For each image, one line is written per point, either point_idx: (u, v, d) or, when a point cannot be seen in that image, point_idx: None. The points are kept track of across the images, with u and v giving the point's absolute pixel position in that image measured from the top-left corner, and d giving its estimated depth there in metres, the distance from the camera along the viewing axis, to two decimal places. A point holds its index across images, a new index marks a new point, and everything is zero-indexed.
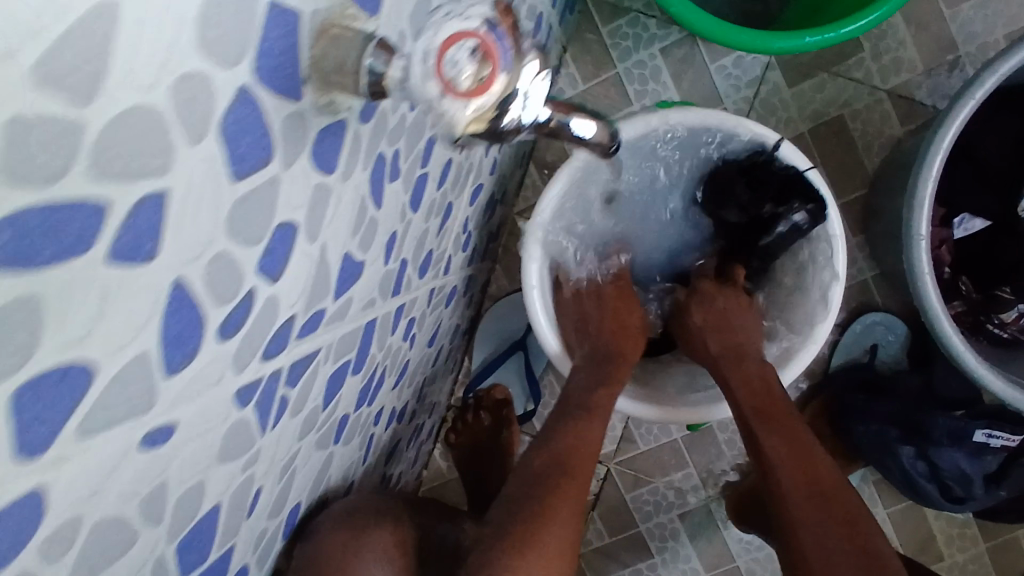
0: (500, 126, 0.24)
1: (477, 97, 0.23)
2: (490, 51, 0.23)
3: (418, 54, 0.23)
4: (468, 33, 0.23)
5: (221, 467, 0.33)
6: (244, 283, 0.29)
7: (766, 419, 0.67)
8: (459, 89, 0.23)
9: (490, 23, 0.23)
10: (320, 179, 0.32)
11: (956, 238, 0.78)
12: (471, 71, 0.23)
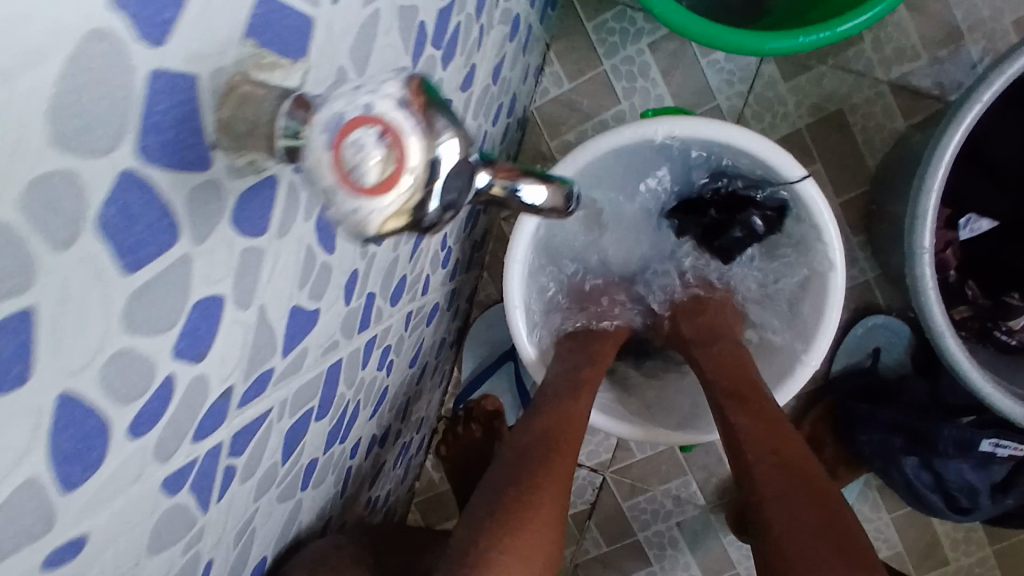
0: (427, 212, 0.19)
1: (395, 182, 0.18)
2: (398, 136, 0.18)
3: (316, 144, 0.19)
4: (371, 117, 0.18)
5: (151, 557, 0.31)
6: (159, 371, 0.26)
7: (740, 394, 0.64)
8: (364, 184, 0.18)
9: (399, 103, 0.19)
10: (251, 243, 0.29)
11: (962, 239, 0.74)
12: (376, 161, 0.18)
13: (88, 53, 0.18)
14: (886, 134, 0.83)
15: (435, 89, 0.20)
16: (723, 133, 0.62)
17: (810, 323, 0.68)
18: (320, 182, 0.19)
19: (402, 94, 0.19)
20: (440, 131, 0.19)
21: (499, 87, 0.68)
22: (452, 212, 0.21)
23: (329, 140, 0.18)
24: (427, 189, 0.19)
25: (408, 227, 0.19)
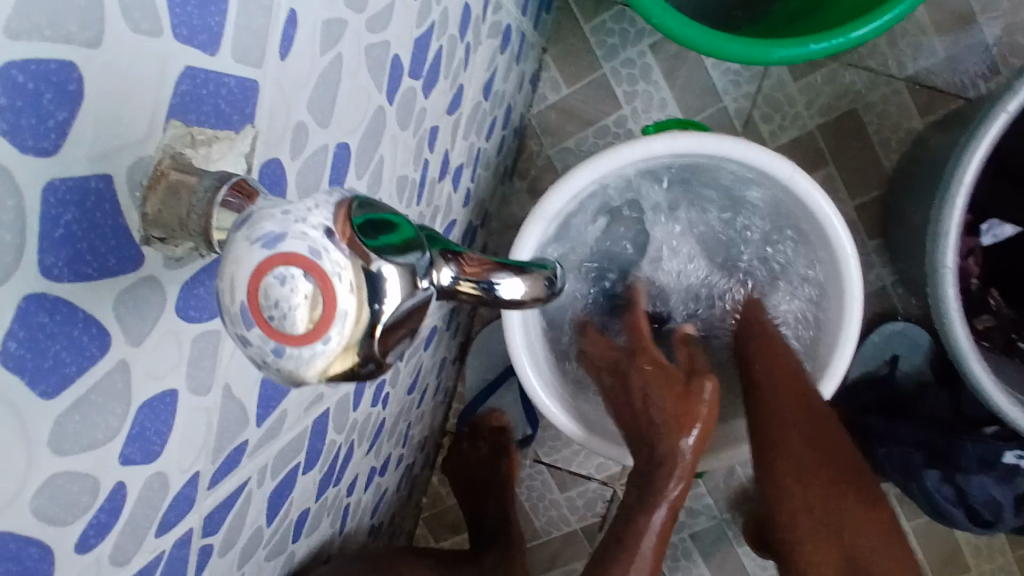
0: (371, 358, 0.16)
1: (330, 325, 0.16)
2: (328, 278, 0.16)
3: (229, 279, 0.16)
4: (294, 253, 0.16)
5: None
6: (103, 484, 0.24)
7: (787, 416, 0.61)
8: (292, 330, 0.16)
9: (324, 235, 0.16)
10: (204, 329, 0.27)
11: (984, 246, 0.71)
12: (303, 302, 0.15)
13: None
14: (902, 134, 0.79)
15: (377, 209, 0.17)
16: (729, 146, 0.58)
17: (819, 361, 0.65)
18: (236, 321, 0.16)
19: (329, 224, 0.16)
20: (375, 260, 0.16)
21: (490, 102, 0.64)
22: (407, 346, 0.18)
23: (243, 278, 0.16)
24: (369, 334, 0.16)
25: (348, 377, 0.16)
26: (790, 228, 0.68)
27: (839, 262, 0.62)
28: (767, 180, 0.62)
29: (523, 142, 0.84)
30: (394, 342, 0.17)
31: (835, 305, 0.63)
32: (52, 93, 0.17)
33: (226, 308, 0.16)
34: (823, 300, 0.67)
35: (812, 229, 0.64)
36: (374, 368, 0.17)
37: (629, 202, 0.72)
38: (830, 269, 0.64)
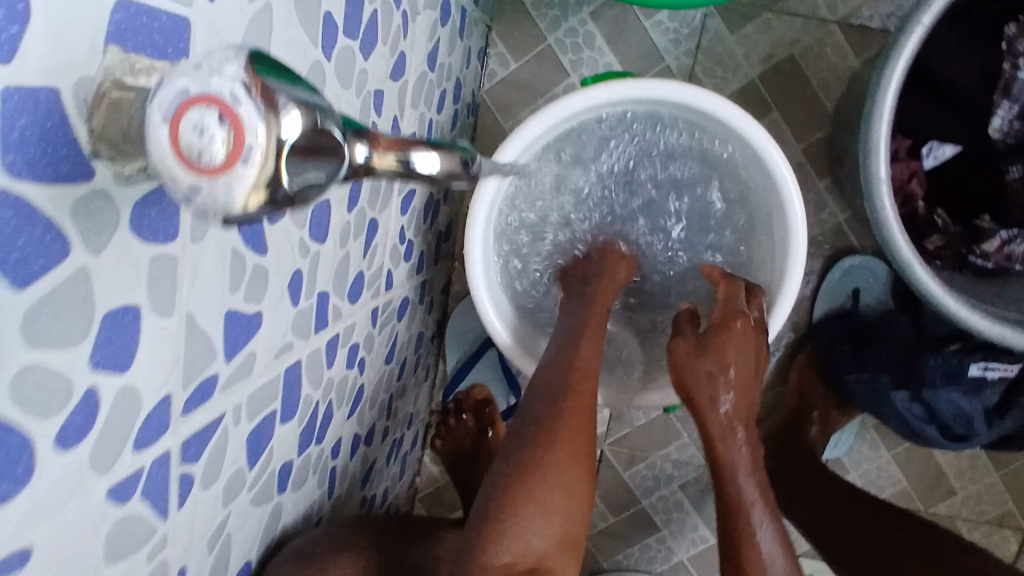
0: (282, 189, 0.20)
1: (239, 164, 0.18)
2: (240, 121, 0.18)
3: (157, 121, 0.18)
4: (212, 100, 0.18)
5: (114, 566, 0.31)
6: (76, 387, 0.26)
7: (728, 509, 0.64)
8: (213, 164, 0.18)
9: (240, 86, 0.19)
10: (159, 252, 0.29)
11: (926, 168, 0.75)
12: (218, 141, 0.18)
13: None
14: (840, 74, 0.82)
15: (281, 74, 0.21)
16: (659, 87, 0.63)
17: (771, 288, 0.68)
18: (159, 158, 0.18)
19: (243, 77, 0.19)
20: (282, 106, 0.19)
21: (437, 73, 0.67)
22: (308, 184, 0.21)
23: (165, 119, 0.18)
24: (275, 166, 0.19)
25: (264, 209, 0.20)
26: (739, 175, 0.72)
27: (781, 194, 0.65)
28: (711, 121, 0.66)
29: (479, 119, 0.87)
30: (296, 175, 0.20)
31: (778, 230, 0.67)
32: (6, 10, 0.20)
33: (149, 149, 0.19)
34: (766, 232, 0.70)
35: (756, 172, 0.67)
36: (286, 199, 0.20)
37: (583, 162, 0.75)
38: (774, 207, 0.67)
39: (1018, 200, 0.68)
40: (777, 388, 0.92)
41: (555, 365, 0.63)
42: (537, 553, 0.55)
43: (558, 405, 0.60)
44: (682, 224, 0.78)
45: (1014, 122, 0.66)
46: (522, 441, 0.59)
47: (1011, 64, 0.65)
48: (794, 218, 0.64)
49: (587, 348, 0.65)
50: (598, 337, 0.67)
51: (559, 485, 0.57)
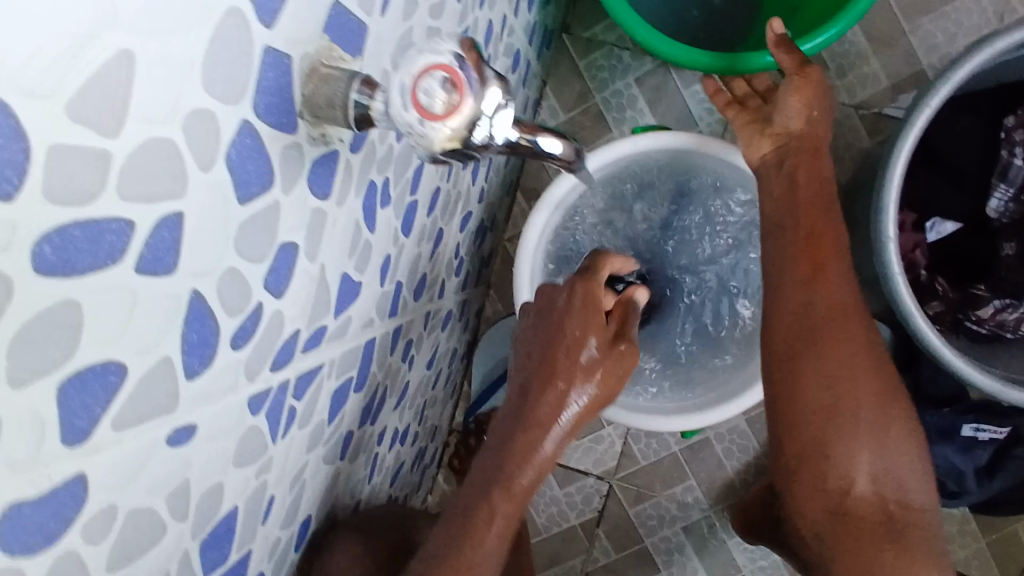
0: (472, 143, 0.26)
1: (450, 116, 0.26)
2: (459, 81, 0.26)
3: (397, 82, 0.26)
4: (443, 66, 0.26)
5: (238, 471, 0.36)
6: (253, 296, 0.32)
7: (819, 258, 0.64)
8: (434, 114, 0.25)
9: (454, 58, 0.26)
10: (318, 204, 0.36)
11: (929, 241, 0.82)
12: (440, 99, 0.25)
13: (226, 28, 0.25)
14: (854, 152, 0.92)
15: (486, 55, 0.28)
16: (689, 138, 0.70)
17: None
18: (396, 101, 0.26)
19: (457, 52, 0.26)
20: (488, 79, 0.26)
21: None
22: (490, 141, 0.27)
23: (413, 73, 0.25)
24: (468, 124, 0.26)
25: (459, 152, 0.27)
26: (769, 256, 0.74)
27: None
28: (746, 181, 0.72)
29: (526, 162, 0.96)
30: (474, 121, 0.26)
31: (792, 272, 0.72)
32: None
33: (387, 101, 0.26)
34: None
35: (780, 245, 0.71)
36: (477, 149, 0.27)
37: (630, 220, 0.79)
38: None
39: (1011, 272, 0.77)
40: None
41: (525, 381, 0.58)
42: None
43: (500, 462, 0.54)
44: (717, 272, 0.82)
45: (1009, 204, 0.77)
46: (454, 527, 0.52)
47: (1008, 151, 0.76)
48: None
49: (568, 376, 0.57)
50: (562, 397, 0.56)
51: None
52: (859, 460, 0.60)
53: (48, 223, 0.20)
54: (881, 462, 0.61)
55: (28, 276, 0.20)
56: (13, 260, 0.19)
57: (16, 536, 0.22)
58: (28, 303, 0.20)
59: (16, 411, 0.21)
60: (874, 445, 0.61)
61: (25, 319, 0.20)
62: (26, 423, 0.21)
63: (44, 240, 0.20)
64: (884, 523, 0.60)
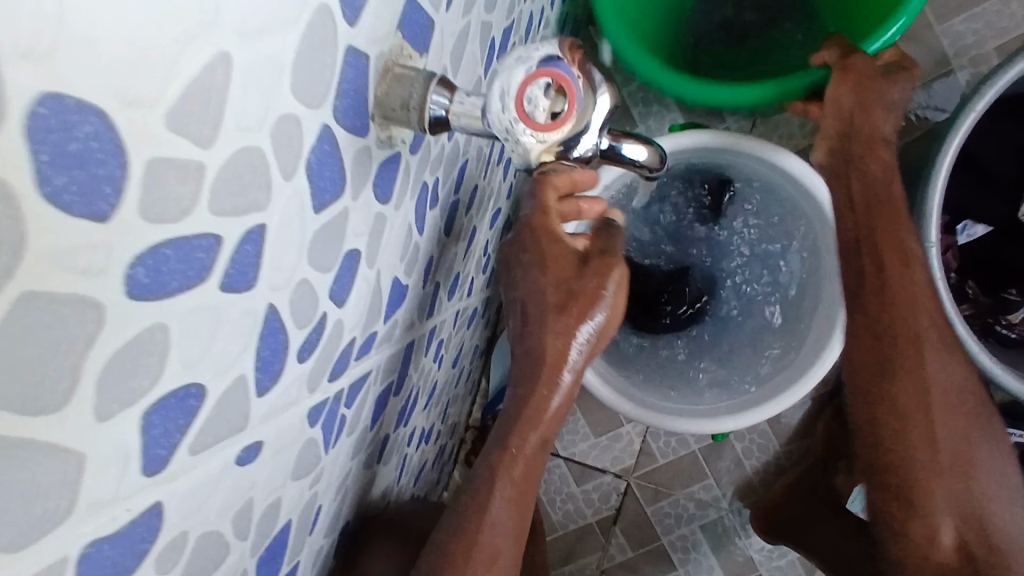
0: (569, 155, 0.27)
1: (552, 130, 0.26)
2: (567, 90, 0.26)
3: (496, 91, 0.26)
4: (550, 72, 0.26)
5: (294, 484, 0.34)
6: (319, 307, 0.30)
7: (890, 296, 0.61)
8: (535, 121, 0.26)
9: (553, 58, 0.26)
10: (378, 209, 0.34)
11: (961, 244, 0.82)
12: (543, 108, 0.26)
13: (315, 27, 0.23)
14: None
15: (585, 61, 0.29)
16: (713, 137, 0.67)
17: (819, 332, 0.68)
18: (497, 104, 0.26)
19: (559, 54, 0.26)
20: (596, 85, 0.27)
21: None
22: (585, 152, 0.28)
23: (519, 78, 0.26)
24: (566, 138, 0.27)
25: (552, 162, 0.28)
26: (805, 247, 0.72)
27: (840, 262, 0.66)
28: (781, 176, 0.69)
29: None
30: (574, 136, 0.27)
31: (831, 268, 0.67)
32: None
33: (487, 105, 0.26)
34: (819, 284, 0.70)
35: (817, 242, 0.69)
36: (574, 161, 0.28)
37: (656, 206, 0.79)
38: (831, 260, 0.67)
39: None
40: (803, 440, 0.96)
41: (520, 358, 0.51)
42: None
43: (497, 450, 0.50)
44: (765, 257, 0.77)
45: None
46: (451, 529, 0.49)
47: None
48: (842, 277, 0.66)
49: (569, 329, 0.49)
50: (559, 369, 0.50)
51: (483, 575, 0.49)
52: (940, 510, 0.61)
53: (144, 244, 0.18)
54: (962, 509, 0.61)
55: (122, 301, 0.18)
56: (108, 285, 0.17)
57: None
58: (119, 329, 0.18)
59: (101, 445, 0.19)
60: (960, 493, 0.61)
61: (115, 350, 0.18)
62: (108, 458, 0.19)
63: (140, 261, 0.18)
64: (966, 569, 0.60)
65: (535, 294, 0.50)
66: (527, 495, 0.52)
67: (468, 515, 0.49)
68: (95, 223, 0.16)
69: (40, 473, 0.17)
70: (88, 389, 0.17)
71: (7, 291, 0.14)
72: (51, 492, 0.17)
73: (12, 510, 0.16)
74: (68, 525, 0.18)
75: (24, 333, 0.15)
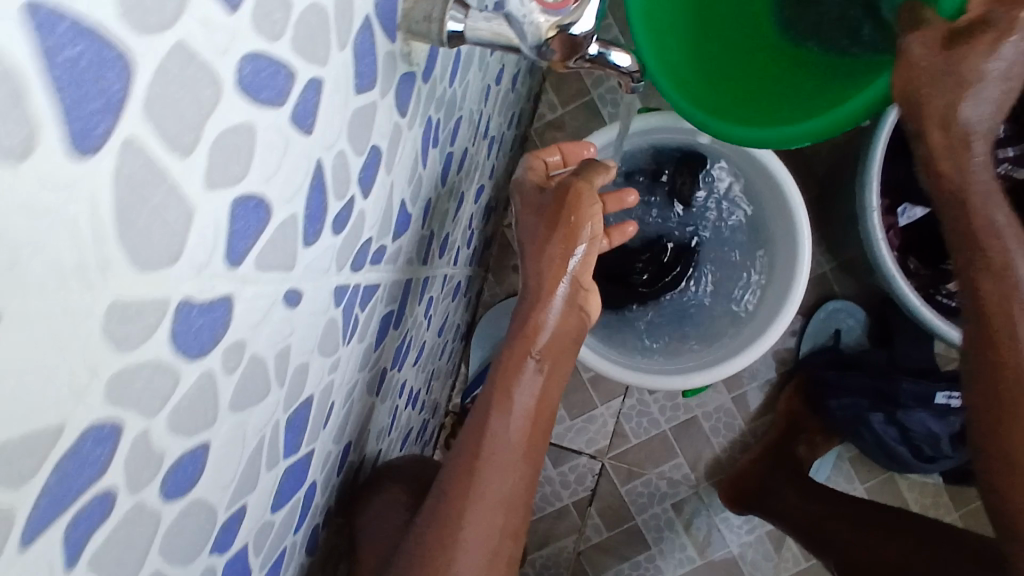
0: None
1: None
2: None
3: None
4: None
5: (319, 358, 0.38)
6: (350, 187, 0.35)
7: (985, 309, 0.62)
8: None
9: None
10: (397, 119, 0.40)
11: (901, 225, 0.90)
12: None
13: None
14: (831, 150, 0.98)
15: None
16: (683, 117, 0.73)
17: (778, 295, 0.74)
18: None
19: None
20: None
21: (515, 95, 0.81)
22: None
23: None
24: None
25: None
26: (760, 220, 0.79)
27: (797, 233, 0.72)
28: (740, 155, 0.75)
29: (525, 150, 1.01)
30: None
31: (788, 233, 0.73)
32: None
33: None
34: (775, 254, 0.76)
35: (776, 213, 0.75)
36: None
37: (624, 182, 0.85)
38: (787, 229, 0.74)
39: None
40: (765, 417, 1.02)
41: (523, 302, 0.61)
42: (474, 539, 0.54)
43: (497, 377, 0.58)
44: (735, 235, 0.83)
45: None
46: (464, 445, 0.57)
47: None
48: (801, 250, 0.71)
49: (557, 259, 0.59)
50: (553, 312, 0.59)
51: (491, 484, 0.56)
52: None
53: (248, 47, 0.23)
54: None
55: (232, 88, 0.22)
56: (227, 68, 0.22)
57: (184, 335, 0.24)
58: (226, 113, 0.22)
59: (206, 212, 0.23)
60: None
61: (223, 129, 0.23)
62: (207, 229, 0.24)
63: (246, 61, 0.23)
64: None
65: (535, 244, 0.60)
66: (535, 411, 0.58)
67: (475, 430, 0.57)
68: (226, 10, 0.21)
69: (165, 211, 0.21)
70: (203, 154, 0.22)
71: (170, 35, 0.19)
72: (171, 233, 0.22)
73: (148, 230, 0.20)
74: (176, 275, 0.23)
75: (172, 73, 0.19)
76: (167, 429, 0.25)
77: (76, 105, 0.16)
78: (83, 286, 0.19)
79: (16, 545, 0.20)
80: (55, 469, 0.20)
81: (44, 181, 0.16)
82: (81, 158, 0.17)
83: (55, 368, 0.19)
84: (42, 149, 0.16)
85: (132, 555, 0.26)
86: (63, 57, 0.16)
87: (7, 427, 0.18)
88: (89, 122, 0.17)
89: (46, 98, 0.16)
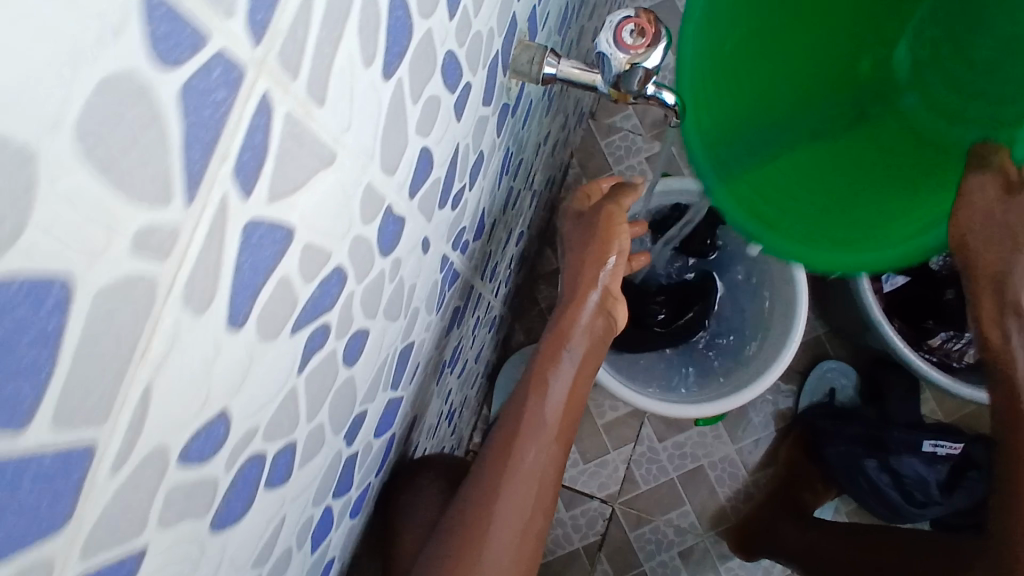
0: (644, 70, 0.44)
1: (636, 50, 0.44)
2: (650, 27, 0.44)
3: (603, 39, 0.44)
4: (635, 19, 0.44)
5: (424, 309, 0.49)
6: (465, 174, 0.47)
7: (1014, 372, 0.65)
8: (626, 44, 0.44)
9: (632, 13, 0.44)
10: (495, 135, 0.52)
11: (886, 290, 1.04)
12: (630, 39, 0.44)
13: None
14: None
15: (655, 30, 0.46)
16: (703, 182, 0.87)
17: (778, 336, 0.85)
18: (604, 40, 0.44)
19: (636, 12, 0.44)
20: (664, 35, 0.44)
21: (552, 159, 0.95)
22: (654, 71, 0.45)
23: (615, 25, 0.44)
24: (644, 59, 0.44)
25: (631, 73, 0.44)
26: (759, 270, 0.92)
27: (794, 283, 0.84)
28: None
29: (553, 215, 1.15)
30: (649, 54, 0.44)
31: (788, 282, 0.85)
32: None
33: (599, 46, 0.44)
34: (775, 303, 0.88)
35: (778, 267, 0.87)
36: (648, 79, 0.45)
37: (644, 237, 0.98)
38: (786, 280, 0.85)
39: (954, 310, 0.99)
40: (766, 469, 1.08)
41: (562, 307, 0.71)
42: (512, 503, 0.61)
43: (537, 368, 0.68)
44: (742, 289, 0.95)
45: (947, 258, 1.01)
46: (508, 422, 0.65)
47: None
48: (799, 299, 0.83)
49: (590, 270, 0.70)
50: (587, 314, 0.69)
51: (529, 456, 0.63)
52: None
53: (449, 45, 0.35)
54: None
55: (438, 68, 0.35)
56: (439, 54, 0.34)
57: (383, 233, 0.35)
58: (433, 85, 0.35)
59: (411, 147, 0.35)
60: None
61: (430, 94, 0.35)
62: (408, 159, 0.35)
63: (446, 54, 0.35)
64: None
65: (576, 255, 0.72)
66: (569, 400, 0.67)
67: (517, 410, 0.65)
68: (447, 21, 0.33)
69: (398, 132, 0.32)
70: (419, 106, 0.34)
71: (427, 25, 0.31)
72: (395, 149, 0.33)
73: (390, 140, 0.32)
74: (390, 182, 0.33)
75: (422, 47, 0.31)
76: (359, 300, 0.35)
77: (391, 46, 0.28)
78: (362, 163, 0.30)
79: (291, 329, 0.29)
80: (318, 286, 0.30)
81: (369, 85, 0.27)
82: (385, 78, 0.29)
83: (339, 210, 0.29)
84: (374, 66, 0.27)
85: (319, 398, 0.35)
86: (394, 16, 0.28)
87: (316, 235, 0.28)
88: (391, 59, 0.29)
89: (384, 36, 0.27)
